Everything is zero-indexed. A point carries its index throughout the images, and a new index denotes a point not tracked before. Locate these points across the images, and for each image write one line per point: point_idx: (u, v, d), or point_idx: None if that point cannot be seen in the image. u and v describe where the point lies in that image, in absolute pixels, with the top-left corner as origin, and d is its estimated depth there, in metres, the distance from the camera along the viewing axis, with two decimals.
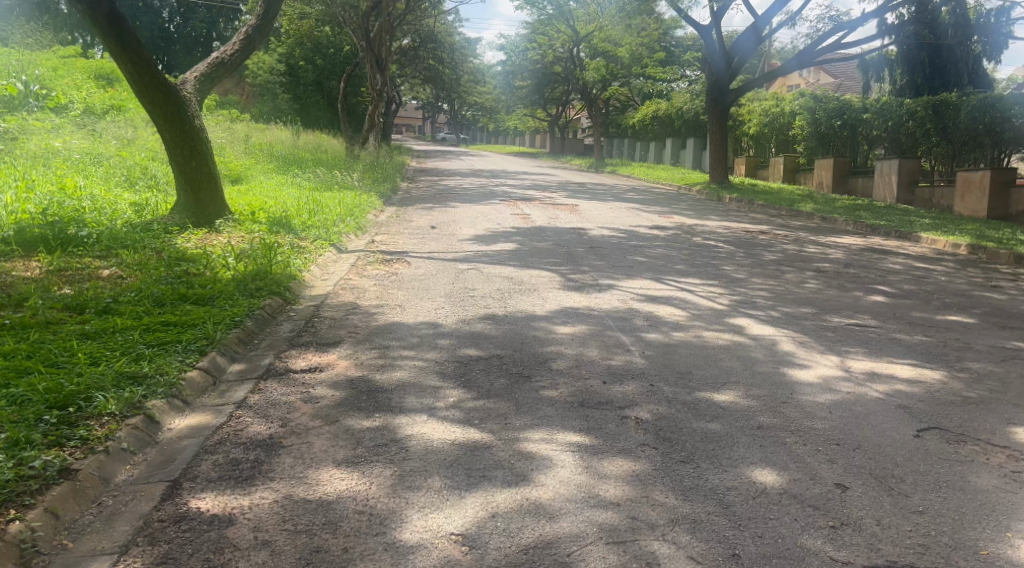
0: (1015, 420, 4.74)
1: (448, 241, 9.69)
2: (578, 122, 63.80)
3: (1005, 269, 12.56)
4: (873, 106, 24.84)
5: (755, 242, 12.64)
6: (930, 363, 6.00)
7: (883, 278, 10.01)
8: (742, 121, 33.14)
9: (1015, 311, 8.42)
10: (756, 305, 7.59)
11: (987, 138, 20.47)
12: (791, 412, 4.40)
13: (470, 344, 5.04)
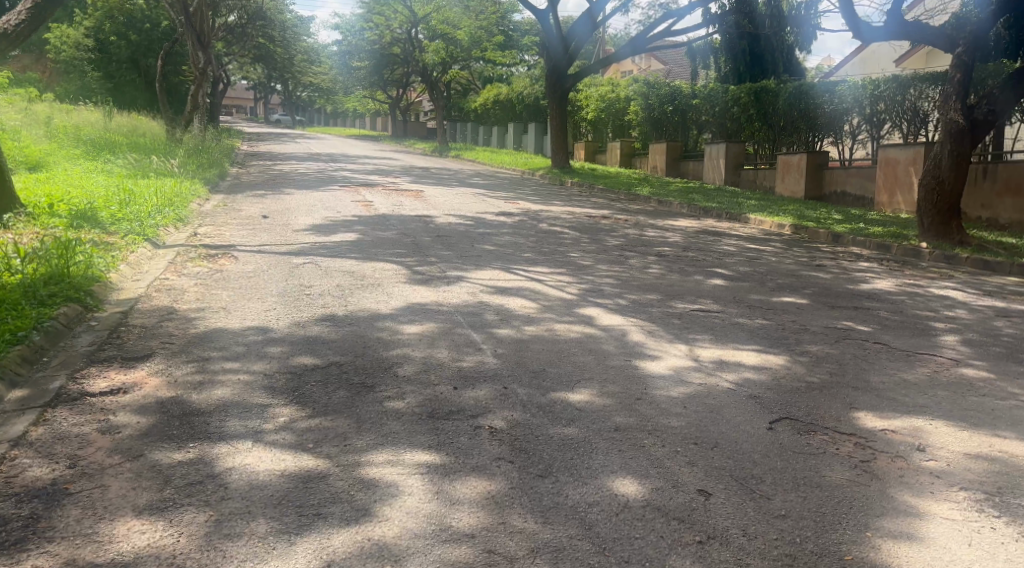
0: (856, 403, 4.82)
1: (281, 232, 9.05)
2: (419, 105, 63.07)
3: (826, 248, 13.28)
4: (701, 92, 25.89)
5: (598, 227, 12.71)
6: (773, 347, 6.07)
7: (720, 261, 10.28)
8: (580, 107, 33.74)
9: (841, 290, 8.80)
10: (604, 293, 7.50)
11: (802, 123, 21.75)
12: (647, 410, 4.25)
13: (306, 351, 4.57)
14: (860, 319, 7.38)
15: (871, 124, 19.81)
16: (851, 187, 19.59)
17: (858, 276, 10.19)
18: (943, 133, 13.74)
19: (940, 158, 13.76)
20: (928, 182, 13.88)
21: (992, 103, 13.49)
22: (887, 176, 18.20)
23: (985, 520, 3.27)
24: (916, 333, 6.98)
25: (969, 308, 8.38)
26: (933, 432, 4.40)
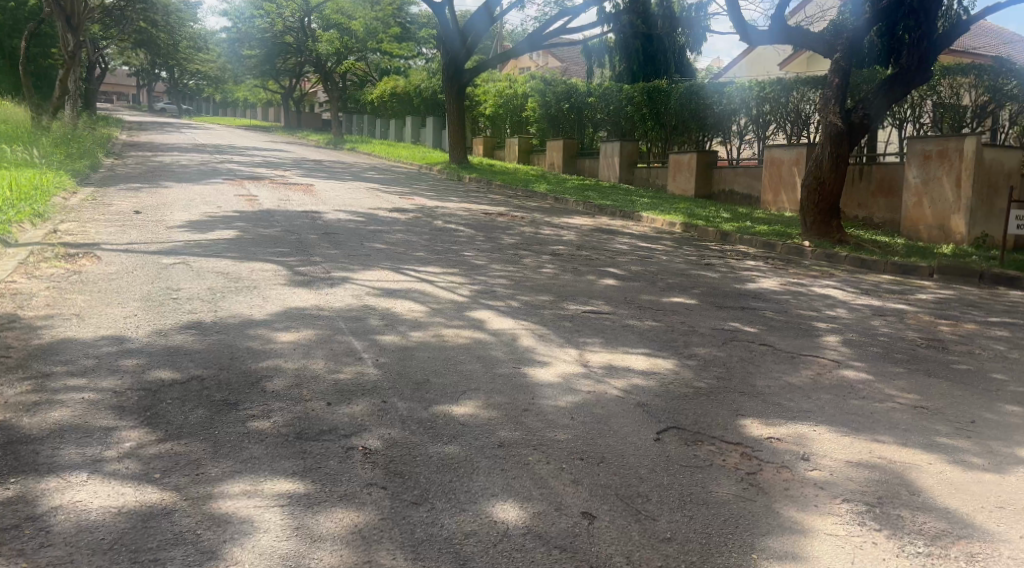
0: (742, 410, 4.78)
1: (153, 229, 8.47)
2: (314, 96, 61.55)
3: (716, 246, 13.52)
4: (596, 90, 26.17)
5: (493, 224, 12.54)
6: (663, 351, 6.01)
7: (613, 260, 10.25)
8: (478, 102, 33.57)
9: (729, 290, 8.90)
10: (495, 294, 7.30)
11: (693, 124, 22.22)
12: (533, 422, 4.07)
13: (165, 364, 4.17)
14: (747, 319, 7.45)
15: (757, 125, 20.49)
16: (738, 186, 20.17)
17: (745, 276, 10.36)
18: (823, 135, 14.24)
19: (821, 159, 14.26)
20: (809, 182, 14.36)
21: (868, 106, 14.06)
22: (772, 176, 18.78)
23: (866, 536, 3.25)
24: (800, 334, 7.08)
25: (849, 307, 8.61)
26: (817, 439, 4.39)
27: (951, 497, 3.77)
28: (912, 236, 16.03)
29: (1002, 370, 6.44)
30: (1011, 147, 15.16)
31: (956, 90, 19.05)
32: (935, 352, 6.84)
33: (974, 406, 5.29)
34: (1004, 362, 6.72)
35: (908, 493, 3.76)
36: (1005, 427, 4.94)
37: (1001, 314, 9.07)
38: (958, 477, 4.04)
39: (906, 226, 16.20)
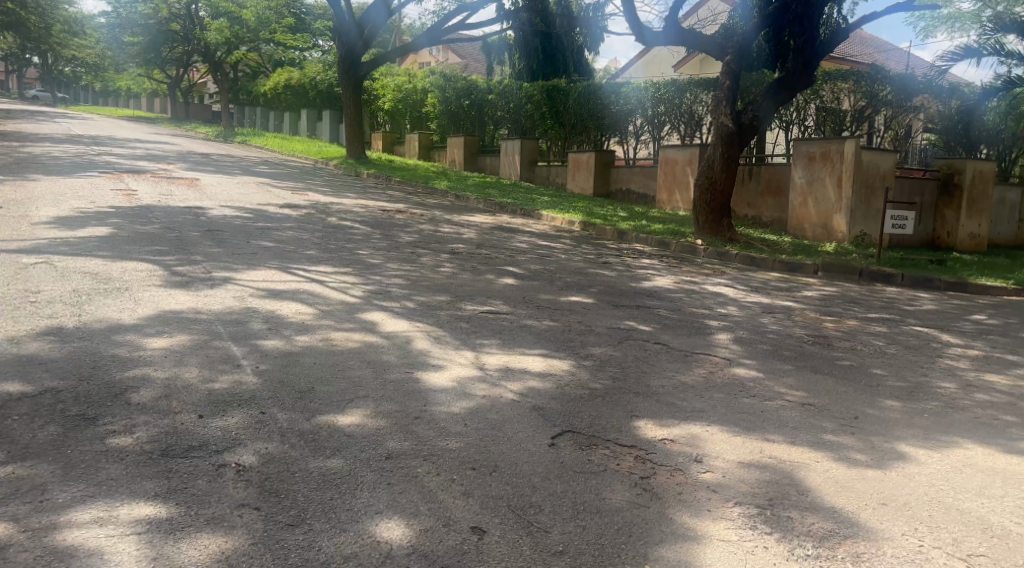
0: (637, 411, 4.73)
1: (16, 226, 7.84)
2: (203, 87, 59.19)
3: (613, 245, 13.63)
4: (496, 88, 26.13)
5: (390, 222, 12.25)
6: (560, 352, 5.93)
7: (512, 258, 10.15)
8: (376, 96, 32.99)
9: (626, 289, 8.92)
10: (389, 295, 7.07)
11: (591, 123, 22.42)
12: (424, 431, 3.89)
13: (16, 376, 3.80)
14: (642, 318, 7.46)
15: (652, 126, 20.90)
16: (635, 185, 20.54)
17: (641, 274, 10.45)
18: (715, 136, 14.58)
19: (713, 160, 14.57)
20: (701, 182, 14.66)
21: (759, 109, 14.42)
22: (667, 177, 19.18)
23: (758, 540, 3.23)
24: (694, 332, 7.14)
25: (741, 305, 8.77)
26: (710, 440, 4.37)
27: (838, 496, 3.80)
28: (799, 234, 16.61)
29: (884, 366, 6.66)
30: (888, 150, 15.90)
31: (837, 95, 20.21)
32: (821, 349, 7.03)
33: (858, 402, 5.42)
34: (884, 357, 6.96)
35: (798, 493, 3.77)
36: (886, 422, 5.07)
37: (880, 310, 9.44)
38: (844, 474, 4.08)
39: (793, 225, 16.76)
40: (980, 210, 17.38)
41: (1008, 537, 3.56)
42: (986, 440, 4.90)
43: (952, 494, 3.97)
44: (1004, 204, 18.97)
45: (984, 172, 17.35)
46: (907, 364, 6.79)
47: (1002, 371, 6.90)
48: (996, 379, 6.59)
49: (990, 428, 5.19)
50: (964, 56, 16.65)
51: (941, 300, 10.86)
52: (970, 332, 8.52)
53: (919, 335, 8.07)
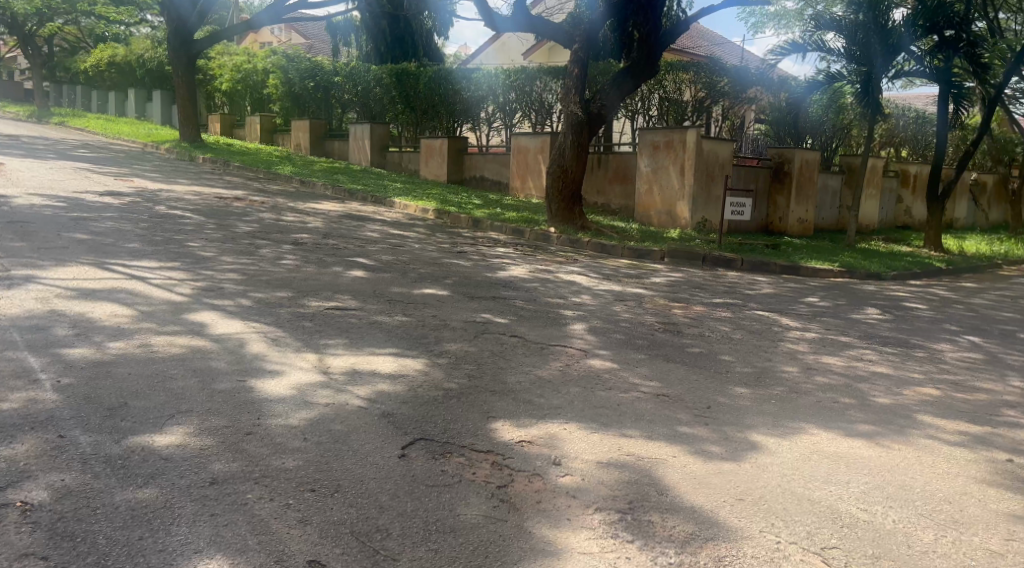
0: (493, 412, 4.48)
1: None
2: (14, 61, 54.14)
3: (466, 233, 13.39)
4: (343, 70, 25.39)
5: (228, 210, 11.46)
6: (410, 349, 5.60)
7: (361, 249, 9.69)
8: (213, 76, 31.18)
9: (479, 279, 8.68)
10: (223, 292, 6.50)
11: (442, 108, 22.05)
12: (256, 449, 3.51)
13: None
14: (497, 310, 7.25)
15: (504, 114, 21.13)
16: (488, 172, 20.50)
17: (495, 263, 10.26)
18: (565, 124, 14.59)
19: (564, 148, 14.59)
20: (552, 170, 14.65)
21: (607, 97, 14.63)
22: (519, 164, 19.26)
23: (618, 551, 3.07)
24: (549, 323, 6.99)
25: (594, 293, 8.73)
26: (568, 439, 4.18)
27: (696, 493, 3.70)
28: (645, 221, 16.97)
29: (732, 352, 6.74)
30: (725, 139, 16.51)
31: (679, 86, 21.00)
32: (671, 337, 7.05)
33: (709, 390, 5.42)
34: (732, 343, 7.06)
35: (657, 493, 3.63)
36: (738, 410, 5.07)
37: (724, 295, 9.68)
38: (701, 470, 3.99)
39: (639, 213, 17.12)
40: (807, 196, 18.40)
41: (858, 525, 3.55)
42: (831, 424, 4.97)
43: (802, 483, 3.95)
44: (827, 190, 20.17)
45: (810, 161, 18.33)
46: (753, 350, 6.90)
47: (838, 352, 7.14)
48: (833, 361, 6.80)
49: (833, 410, 5.29)
50: (790, 50, 17.54)
51: (779, 284, 11.29)
52: (806, 315, 8.83)
53: (762, 319, 8.29)
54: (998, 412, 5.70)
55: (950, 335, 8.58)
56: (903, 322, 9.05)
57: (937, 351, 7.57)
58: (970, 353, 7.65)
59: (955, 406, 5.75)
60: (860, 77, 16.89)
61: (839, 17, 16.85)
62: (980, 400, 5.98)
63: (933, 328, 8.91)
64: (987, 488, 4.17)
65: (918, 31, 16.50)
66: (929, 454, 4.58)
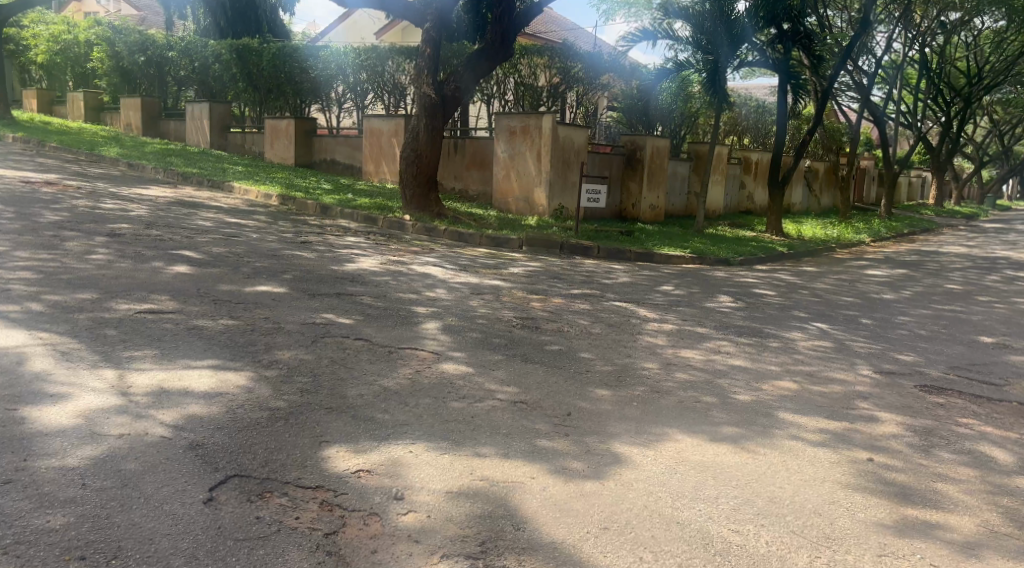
0: (327, 435, 3.90)
1: None
2: None
3: (313, 220, 12.56)
4: (178, 44, 23.75)
5: (34, 197, 10.14)
6: (235, 360, 4.89)
7: (189, 240, 8.75)
8: (27, 46, 28.21)
9: (323, 273, 7.96)
10: (10, 297, 5.55)
11: (288, 88, 20.79)
12: (12, 505, 2.93)
13: None
14: (339, 309, 6.59)
15: (355, 94, 20.58)
16: (339, 155, 19.63)
17: (342, 254, 9.54)
18: (418, 107, 13.92)
19: (417, 131, 13.90)
20: (405, 155, 13.96)
21: (460, 80, 14.02)
22: (372, 147, 18.49)
23: None
24: (398, 323, 6.41)
25: (448, 286, 8.20)
26: (414, 465, 3.66)
27: (557, 524, 3.28)
28: (502, 208, 16.62)
29: (592, 349, 6.38)
30: (579, 125, 16.41)
31: (533, 70, 20.79)
32: (528, 333, 6.62)
33: (569, 394, 5.02)
34: (590, 339, 6.70)
35: (513, 528, 3.20)
36: (598, 417, 4.70)
37: (582, 285, 9.40)
38: (563, 492, 3.57)
39: (496, 199, 16.74)
40: (658, 182, 18.63)
41: (730, 552, 3.23)
42: (695, 428, 4.67)
43: (670, 502, 3.61)
44: (677, 177, 20.51)
45: (661, 148, 18.55)
46: (613, 346, 6.57)
47: (697, 345, 6.93)
48: (692, 354, 6.56)
49: (696, 413, 4.99)
50: (640, 37, 17.62)
51: (634, 272, 11.14)
52: (663, 305, 8.63)
53: (621, 311, 8.01)
54: (854, 404, 5.58)
55: (800, 321, 8.59)
56: (754, 309, 9.00)
57: (790, 340, 7.50)
58: (821, 340, 7.63)
59: (813, 399, 5.59)
60: (707, 66, 17.11)
61: (687, 6, 17.02)
62: (836, 392, 5.86)
63: (784, 314, 8.91)
64: (853, 494, 3.95)
65: (760, 23, 16.87)
66: (795, 458, 4.35)
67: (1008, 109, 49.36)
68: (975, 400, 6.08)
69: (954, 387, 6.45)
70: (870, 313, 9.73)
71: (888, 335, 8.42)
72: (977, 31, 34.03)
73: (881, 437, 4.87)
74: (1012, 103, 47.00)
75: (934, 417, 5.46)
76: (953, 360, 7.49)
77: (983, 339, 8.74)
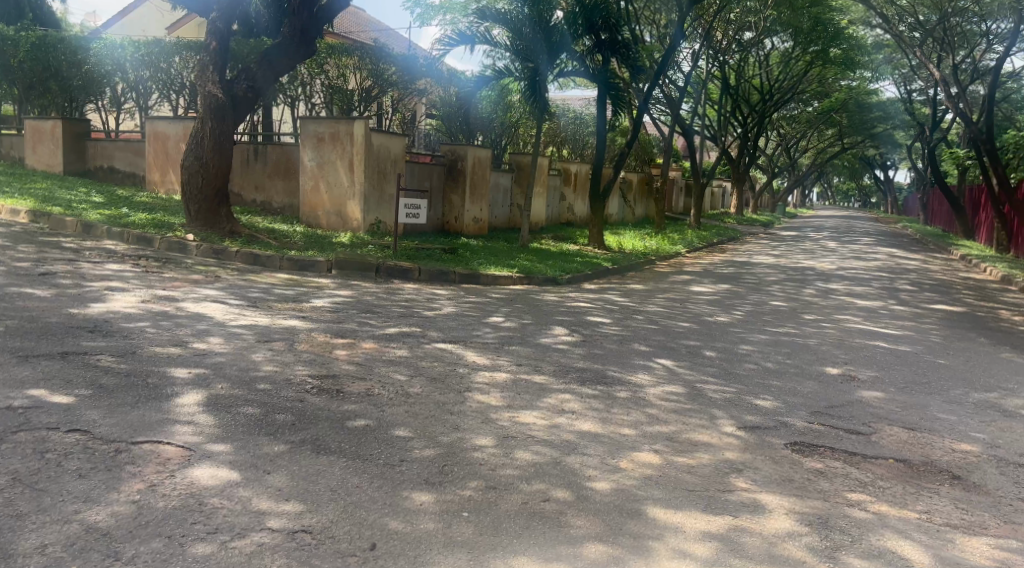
0: None
1: None
2: None
3: (67, 242, 10.35)
4: None
5: None
6: None
7: None
8: None
9: (52, 322, 6.05)
10: None
11: (52, 84, 17.68)
12: None
13: None
14: (58, 381, 4.81)
15: (137, 93, 18.10)
16: (118, 162, 17.06)
17: (91, 289, 7.59)
18: (202, 108, 11.89)
19: (203, 135, 11.88)
20: (188, 163, 11.92)
21: (247, 76, 12.19)
22: (157, 153, 16.15)
23: None
24: (142, 398, 4.74)
25: (227, 333, 6.51)
26: None
27: None
28: (310, 222, 14.82)
29: (408, 418, 4.96)
30: (395, 132, 14.99)
31: (342, 71, 19.29)
32: (326, 402, 5.09)
33: (375, 510, 3.63)
34: (406, 402, 5.27)
35: None
36: (416, 549, 3.37)
37: (397, 320, 7.95)
38: None
39: (304, 213, 14.92)
40: (481, 195, 17.53)
41: None
42: (548, 555, 3.43)
43: None
44: (499, 189, 19.50)
45: (482, 158, 17.46)
46: (438, 410, 5.19)
47: (536, 400, 5.67)
48: (532, 416, 5.28)
49: (547, 524, 3.72)
50: (457, 41, 16.38)
51: (456, 299, 9.81)
52: (492, 343, 7.32)
53: (444, 354, 6.64)
54: (731, 483, 4.53)
55: (643, 357, 7.58)
56: (593, 344, 7.89)
57: (638, 386, 6.41)
58: (672, 385, 6.60)
59: (683, 480, 4.49)
60: (526, 73, 16.14)
61: (504, 11, 15.95)
62: (704, 465, 4.79)
63: (625, 349, 7.86)
64: None
65: (578, 30, 16.28)
66: None
67: (794, 126, 52.90)
68: (852, 461, 5.23)
69: (825, 442, 5.59)
70: (711, 341, 8.91)
71: (737, 371, 7.57)
72: (768, 49, 36.00)
73: (775, 539, 3.83)
74: (797, 119, 50.16)
75: (823, 496, 4.51)
76: (811, 402, 6.70)
77: (829, 370, 8.10)
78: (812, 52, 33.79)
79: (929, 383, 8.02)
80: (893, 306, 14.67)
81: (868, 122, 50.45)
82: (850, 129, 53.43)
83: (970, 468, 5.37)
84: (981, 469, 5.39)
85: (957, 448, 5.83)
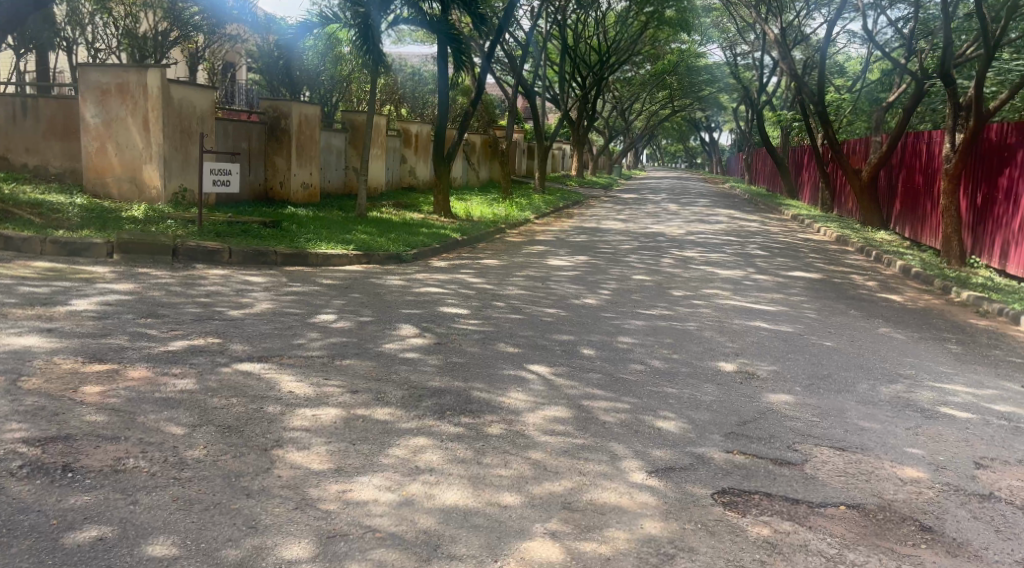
0: None
1: None
2: None
3: None
4: None
5: None
6: None
7: None
8: None
9: None
10: None
11: None
12: None
13: None
14: None
15: None
16: None
17: None
18: None
19: None
20: None
21: None
22: None
23: None
24: None
25: None
26: None
27: None
28: (96, 191, 12.21)
29: (175, 514, 3.19)
30: (203, 86, 12.66)
31: (131, 12, 17.13)
32: (38, 496, 3.20)
33: None
34: (176, 481, 3.47)
35: None
36: None
37: (187, 327, 5.99)
38: None
39: (88, 180, 12.26)
40: (309, 158, 15.42)
41: None
42: None
43: None
44: (330, 150, 17.38)
45: (309, 116, 15.32)
46: (229, 493, 3.42)
47: (377, 455, 3.99)
48: (373, 489, 3.60)
49: None
50: None
51: (274, 289, 7.88)
52: (317, 358, 5.54)
53: (248, 383, 4.81)
54: None
55: (513, 365, 6.04)
56: (449, 348, 6.26)
57: (512, 413, 4.86)
58: (555, 409, 5.08)
59: None
60: (357, 20, 14.02)
61: None
62: (623, 555, 3.32)
63: (488, 353, 6.28)
64: None
65: None
66: None
67: (627, 89, 52.97)
68: (800, 517, 3.94)
69: (756, 486, 4.28)
70: (586, 334, 7.50)
71: (625, 377, 6.18)
72: (604, 10, 35.37)
73: None
74: (632, 83, 49.99)
75: None
76: (720, 419, 5.40)
77: (724, 367, 6.88)
78: (647, 13, 33.39)
79: (832, 377, 6.97)
80: (756, 276, 13.89)
81: (697, 85, 51.15)
82: (680, 93, 54.11)
83: (935, 510, 4.22)
84: (948, 509, 4.24)
85: (906, 476, 4.69)
